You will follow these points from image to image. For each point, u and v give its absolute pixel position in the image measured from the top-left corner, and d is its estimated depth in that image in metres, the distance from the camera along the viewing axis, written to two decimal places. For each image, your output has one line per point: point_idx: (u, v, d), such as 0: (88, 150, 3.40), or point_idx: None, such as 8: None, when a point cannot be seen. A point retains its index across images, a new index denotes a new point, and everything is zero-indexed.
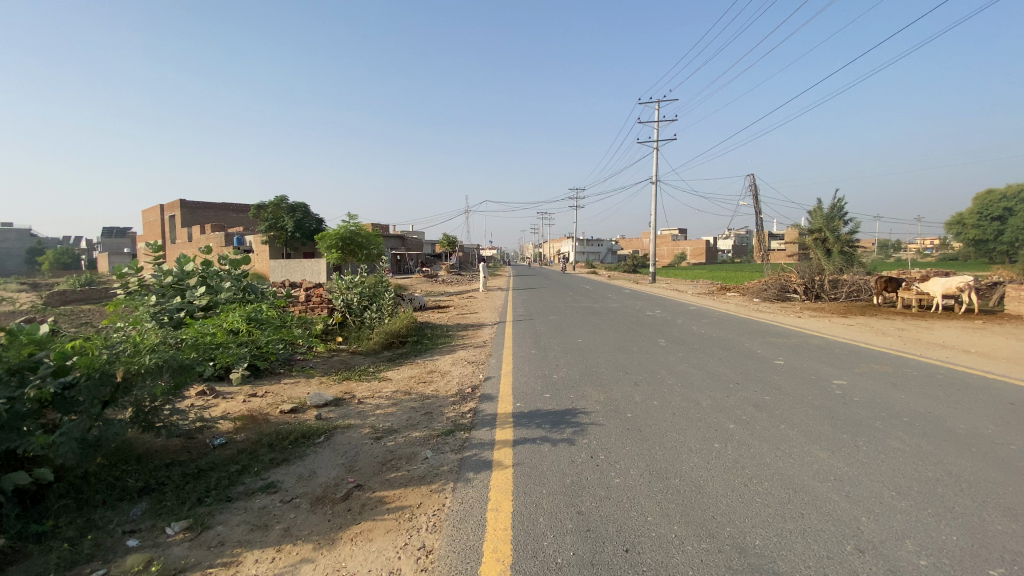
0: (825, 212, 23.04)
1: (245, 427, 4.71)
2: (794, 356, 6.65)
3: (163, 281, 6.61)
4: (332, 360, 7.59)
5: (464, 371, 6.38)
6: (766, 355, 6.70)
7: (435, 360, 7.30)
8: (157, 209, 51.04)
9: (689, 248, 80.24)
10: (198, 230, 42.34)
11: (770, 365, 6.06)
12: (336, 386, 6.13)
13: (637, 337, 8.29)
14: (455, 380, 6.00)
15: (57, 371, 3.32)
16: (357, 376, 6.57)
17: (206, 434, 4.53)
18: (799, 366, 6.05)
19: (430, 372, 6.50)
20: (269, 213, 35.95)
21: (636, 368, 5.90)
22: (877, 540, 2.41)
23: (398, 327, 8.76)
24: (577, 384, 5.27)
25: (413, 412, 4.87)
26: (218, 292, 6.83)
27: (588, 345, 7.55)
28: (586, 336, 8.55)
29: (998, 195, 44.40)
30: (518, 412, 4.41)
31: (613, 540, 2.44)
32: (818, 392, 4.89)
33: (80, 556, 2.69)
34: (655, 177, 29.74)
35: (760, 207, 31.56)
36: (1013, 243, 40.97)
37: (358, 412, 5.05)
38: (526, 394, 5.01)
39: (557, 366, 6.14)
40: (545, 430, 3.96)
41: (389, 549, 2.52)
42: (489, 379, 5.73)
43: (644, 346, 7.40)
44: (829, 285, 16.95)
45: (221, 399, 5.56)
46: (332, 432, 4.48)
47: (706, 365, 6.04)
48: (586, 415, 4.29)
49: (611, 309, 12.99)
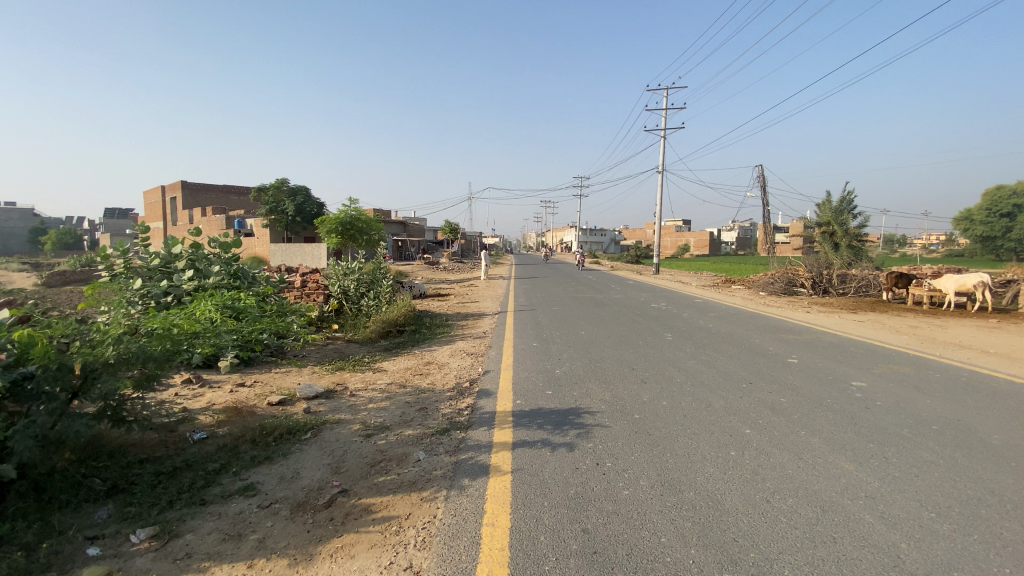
0: (834, 206, 22.67)
1: (228, 420, 4.46)
2: (808, 354, 6.34)
3: (150, 264, 6.35)
4: (326, 349, 7.34)
5: (463, 364, 6.11)
6: (778, 352, 6.42)
7: (433, 351, 7.03)
8: (159, 191, 50.73)
9: (693, 240, 79.70)
10: (200, 214, 42.13)
11: (783, 363, 5.77)
12: (329, 377, 5.87)
13: (643, 331, 7.99)
14: (453, 373, 5.73)
15: (15, 362, 3.07)
16: (352, 366, 6.33)
17: (187, 428, 4.29)
18: (814, 365, 5.77)
19: (427, 364, 6.22)
20: (270, 196, 35.67)
21: (644, 364, 5.62)
22: (921, 572, 2.13)
23: (397, 316, 8.50)
24: (581, 381, 4.99)
25: (407, 408, 4.60)
26: (209, 276, 6.50)
27: (592, 338, 7.28)
28: (590, 328, 8.26)
29: (1007, 192, 43.78)
30: (519, 411, 4.14)
31: (624, 567, 2.17)
32: (838, 395, 4.61)
33: (33, 566, 2.45)
34: (663, 166, 28.95)
35: (767, 199, 31.09)
36: None
37: (350, 406, 4.79)
38: (527, 390, 4.74)
39: (560, 361, 5.87)
40: (546, 432, 3.69)
41: (372, 570, 2.25)
42: (488, 374, 5.46)
43: (650, 340, 7.13)
44: (837, 280, 16.63)
45: (207, 389, 5.31)
46: (321, 428, 4.22)
47: (716, 363, 5.75)
48: (591, 415, 4.02)
49: (615, 300, 12.72)
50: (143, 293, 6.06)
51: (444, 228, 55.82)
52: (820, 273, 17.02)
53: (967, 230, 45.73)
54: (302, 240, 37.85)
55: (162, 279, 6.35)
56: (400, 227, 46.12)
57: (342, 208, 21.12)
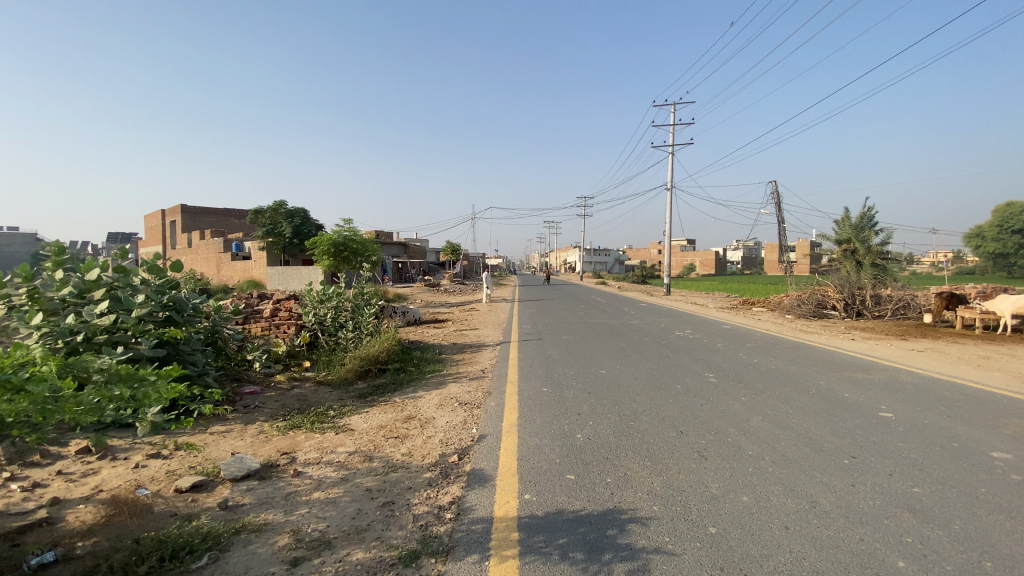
0: (854, 223, 21.33)
1: (101, 526, 3.04)
2: (901, 404, 4.89)
3: (59, 293, 4.98)
4: (286, 398, 5.95)
5: (453, 421, 4.67)
6: (858, 400, 5.01)
7: (418, 398, 5.62)
8: (157, 216, 49.87)
9: (699, 260, 78.73)
10: (197, 238, 41.14)
11: (878, 421, 4.34)
12: (275, 442, 4.46)
13: (677, 370, 6.52)
14: (439, 436, 4.31)
15: None
16: (309, 424, 4.91)
17: (32, 542, 2.87)
18: (919, 423, 4.32)
19: (406, 421, 4.80)
20: (268, 217, 34.95)
21: (694, 425, 4.20)
22: None
23: (378, 351, 7.10)
24: (612, 455, 3.56)
25: (365, 503, 3.18)
26: (131, 308, 5.09)
27: (615, 381, 5.85)
28: (611, 365, 6.84)
29: (1019, 208, 42.67)
30: (528, 520, 2.73)
31: None
32: (991, 482, 3.18)
33: None
34: (671, 186, 28.05)
35: (782, 217, 29.74)
36: None
37: (287, 497, 3.37)
38: (538, 473, 3.32)
39: (580, 417, 4.45)
40: (574, 568, 2.28)
41: None
42: (483, 441, 4.04)
43: (688, 383, 5.71)
44: (871, 301, 15.21)
45: (105, 466, 3.96)
46: (229, 543, 2.80)
47: (790, 420, 4.31)
48: (642, 529, 2.60)
49: (633, 327, 11.30)
50: (42, 333, 4.66)
51: (445, 248, 54.80)
52: (851, 294, 15.54)
53: (981, 246, 44.18)
54: (301, 263, 36.81)
55: (73, 312, 4.98)
56: (399, 249, 44.77)
57: (335, 230, 19.67)
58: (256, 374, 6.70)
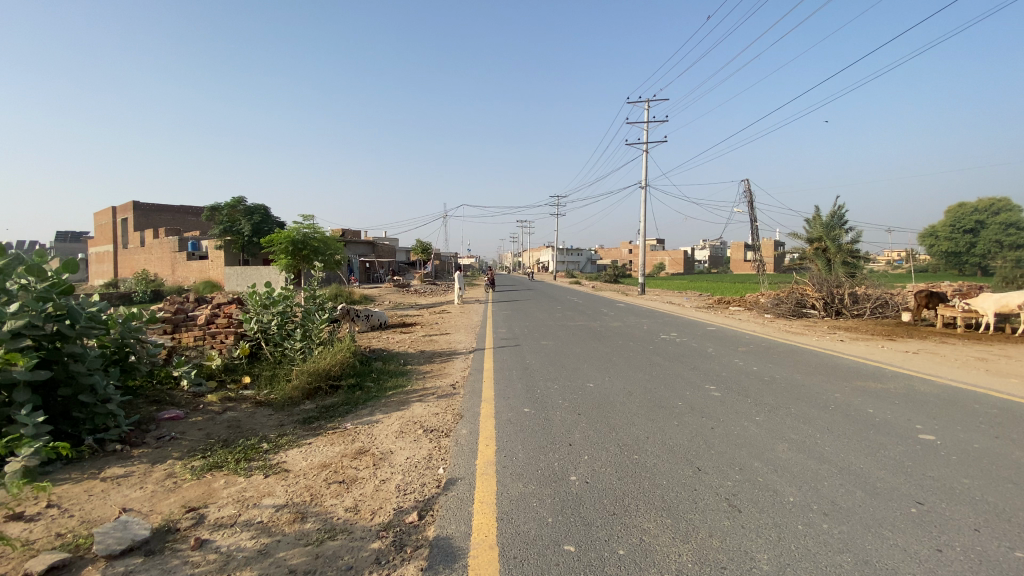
0: (825, 220, 21.37)
1: None
2: (937, 422, 4.22)
3: None
4: (214, 425, 4.91)
5: (415, 458, 3.75)
6: (887, 417, 4.34)
7: (374, 424, 4.68)
8: (107, 213, 46.58)
9: (670, 259, 79.61)
10: (149, 236, 38.51)
11: (923, 447, 3.65)
12: (185, 493, 3.46)
13: (673, 382, 5.75)
14: (395, 480, 3.40)
15: None
16: (234, 464, 3.90)
17: None
18: (969, 447, 3.65)
19: (357, 457, 3.86)
20: (225, 215, 33.11)
21: (713, 459, 3.41)
22: None
23: (330, 364, 6.08)
24: (621, 512, 2.72)
25: None
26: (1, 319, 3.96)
27: (607, 398, 5.03)
28: (598, 377, 6.03)
29: (970, 208, 44.47)
30: None
31: None
32: None
33: None
34: (644, 185, 27.79)
35: (754, 216, 29.82)
36: (985, 258, 40.72)
37: None
38: (527, 544, 2.45)
39: (571, 452, 3.60)
40: None
41: None
42: (452, 489, 3.15)
43: (691, 400, 4.95)
44: (849, 300, 15.01)
45: None
46: None
47: (823, 449, 3.57)
48: None
49: (615, 330, 10.60)
50: None
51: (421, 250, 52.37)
52: (830, 293, 15.31)
53: (936, 245, 45.85)
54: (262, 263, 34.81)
55: None
56: (368, 248, 43.08)
57: (296, 227, 18.24)
58: (182, 395, 5.63)
